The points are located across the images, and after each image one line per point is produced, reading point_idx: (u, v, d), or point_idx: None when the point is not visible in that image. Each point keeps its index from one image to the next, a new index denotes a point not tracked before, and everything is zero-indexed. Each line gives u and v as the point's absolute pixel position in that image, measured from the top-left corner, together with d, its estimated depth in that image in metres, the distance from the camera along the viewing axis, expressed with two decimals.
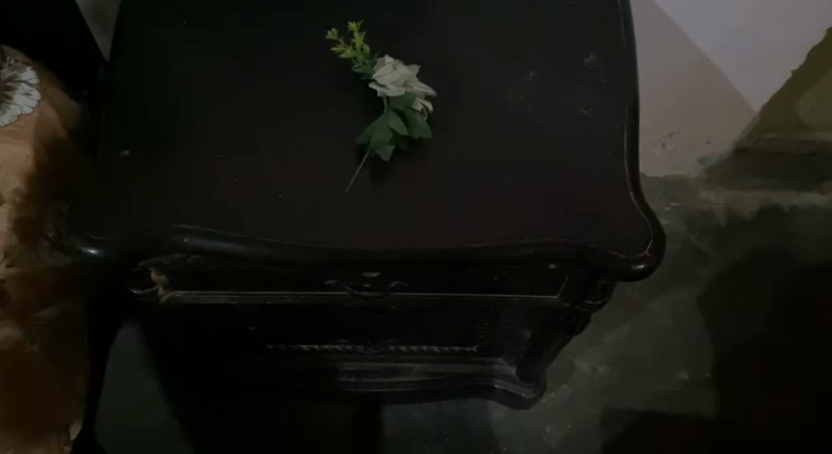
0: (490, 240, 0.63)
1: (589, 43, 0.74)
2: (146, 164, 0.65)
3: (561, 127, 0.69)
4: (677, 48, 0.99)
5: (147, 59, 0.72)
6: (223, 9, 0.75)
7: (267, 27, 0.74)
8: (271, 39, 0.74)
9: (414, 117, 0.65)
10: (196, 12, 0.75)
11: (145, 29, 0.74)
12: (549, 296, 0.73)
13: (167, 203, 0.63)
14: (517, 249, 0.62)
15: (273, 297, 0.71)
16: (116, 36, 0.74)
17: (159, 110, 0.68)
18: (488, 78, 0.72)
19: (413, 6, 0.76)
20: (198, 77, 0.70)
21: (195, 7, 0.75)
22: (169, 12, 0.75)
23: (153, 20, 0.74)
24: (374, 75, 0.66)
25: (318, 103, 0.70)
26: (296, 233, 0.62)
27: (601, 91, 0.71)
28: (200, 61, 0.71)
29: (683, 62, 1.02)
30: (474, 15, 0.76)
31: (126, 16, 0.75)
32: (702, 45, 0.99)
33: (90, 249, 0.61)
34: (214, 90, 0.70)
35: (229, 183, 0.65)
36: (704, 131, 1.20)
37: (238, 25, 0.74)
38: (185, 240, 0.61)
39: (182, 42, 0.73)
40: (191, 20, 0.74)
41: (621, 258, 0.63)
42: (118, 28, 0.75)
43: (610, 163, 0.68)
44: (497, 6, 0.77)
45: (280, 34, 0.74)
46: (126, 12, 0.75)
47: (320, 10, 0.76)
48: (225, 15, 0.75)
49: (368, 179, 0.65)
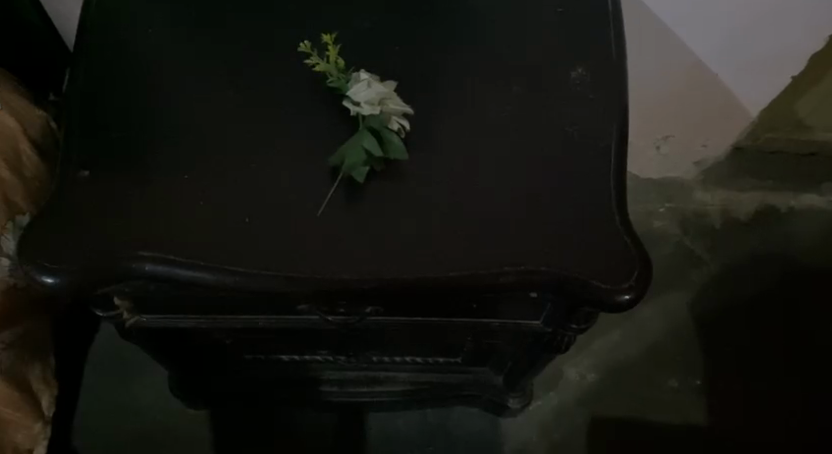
0: (469, 267, 0.60)
1: (578, 55, 0.71)
2: (107, 185, 0.62)
3: (544, 146, 0.66)
4: (671, 54, 0.96)
5: (111, 70, 0.68)
6: (192, 17, 0.72)
7: (238, 36, 0.71)
8: (243, 48, 0.70)
9: (390, 139, 0.62)
10: (163, 19, 0.72)
11: (109, 38, 0.71)
12: (533, 321, 0.70)
13: (127, 228, 0.59)
14: (497, 277, 0.59)
15: (244, 321, 0.68)
16: (79, 46, 0.71)
17: (121, 126, 0.65)
18: (470, 95, 0.69)
19: (393, 16, 0.73)
20: (166, 91, 0.67)
21: (162, 15, 0.72)
22: (134, 20, 0.72)
23: (116, 28, 0.71)
24: (348, 92, 0.62)
25: (290, 119, 0.66)
26: (262, 259, 0.59)
27: (589, 108, 0.68)
28: (167, 74, 0.68)
29: (678, 67, 0.98)
30: (457, 26, 0.72)
31: (90, 26, 0.72)
32: (697, 50, 0.95)
33: (48, 277, 0.58)
34: (182, 105, 0.67)
35: (194, 205, 0.61)
36: (700, 133, 1.16)
37: (206, 34, 0.71)
38: (147, 267, 0.58)
39: (149, 53, 0.70)
40: (158, 28, 0.71)
41: (605, 288, 0.60)
42: (81, 37, 0.71)
43: (597, 185, 0.64)
44: (480, 15, 0.73)
45: (253, 43, 0.70)
46: (90, 21, 0.72)
47: (294, 18, 0.72)
48: (194, 22, 0.72)
49: (342, 202, 0.62)
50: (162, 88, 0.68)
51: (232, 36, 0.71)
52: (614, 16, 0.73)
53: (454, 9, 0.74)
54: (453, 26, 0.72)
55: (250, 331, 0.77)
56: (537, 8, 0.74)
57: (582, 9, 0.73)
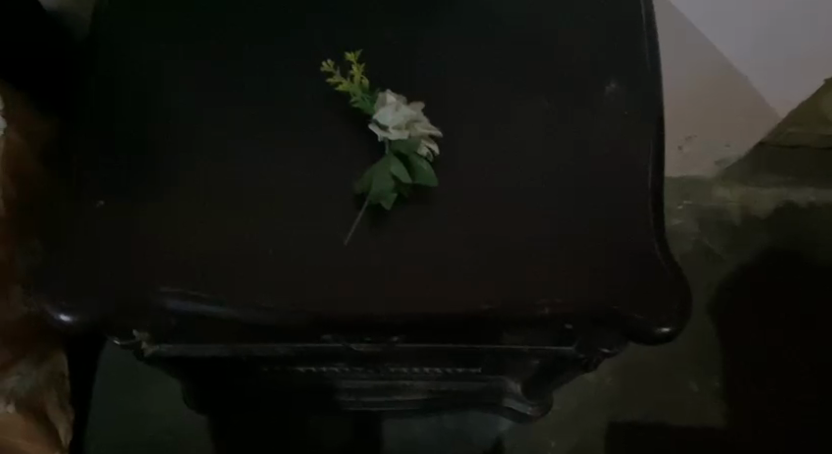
0: (503, 300, 0.57)
1: (612, 68, 0.68)
2: (125, 215, 0.59)
3: (578, 166, 0.64)
4: (692, 55, 0.93)
5: (123, 89, 0.66)
6: (208, 31, 0.70)
7: (262, 52, 0.69)
8: (266, 66, 0.68)
9: (419, 165, 0.59)
10: (176, 32, 0.69)
11: (119, 52, 0.68)
12: (563, 348, 0.68)
13: (145, 261, 0.57)
14: (533, 310, 0.57)
15: (264, 349, 0.65)
16: (87, 61, 0.68)
17: (140, 151, 0.62)
18: (499, 113, 0.66)
19: (418, 30, 0.70)
20: (183, 111, 0.65)
21: (174, 28, 0.70)
22: (146, 34, 0.69)
23: (128, 42, 0.69)
24: (374, 115, 0.59)
25: (314, 141, 0.64)
26: (286, 292, 0.56)
27: (624, 125, 0.66)
28: (180, 91, 0.66)
29: (697, 69, 0.96)
30: (485, 39, 0.70)
31: (100, 39, 0.69)
32: (717, 53, 0.92)
33: (62, 315, 0.55)
34: (202, 128, 0.64)
35: (214, 235, 0.59)
36: (725, 133, 1.12)
37: (227, 50, 0.69)
38: (169, 303, 0.55)
39: (163, 69, 0.67)
40: (170, 43, 0.69)
41: (644, 319, 0.57)
42: (89, 51, 0.68)
43: (634, 208, 0.62)
44: (509, 27, 0.71)
45: (277, 58, 0.68)
46: (99, 35, 0.69)
47: (319, 32, 0.70)
48: (212, 38, 0.69)
49: (368, 231, 0.59)
50: (178, 108, 0.65)
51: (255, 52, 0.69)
52: (648, 28, 0.71)
53: (483, 21, 0.71)
54: (483, 39, 0.70)
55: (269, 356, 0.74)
56: (568, 19, 0.71)
57: (615, 21, 0.71)
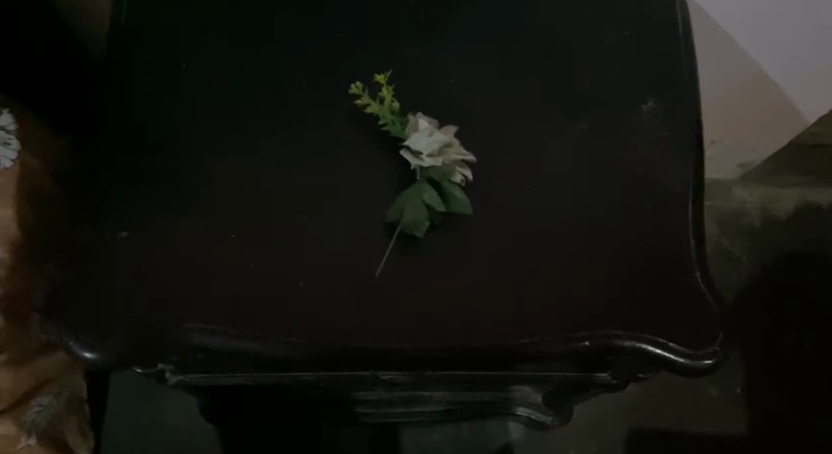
0: (541, 333, 0.55)
1: (647, 87, 0.68)
2: (150, 246, 0.58)
3: (616, 191, 0.63)
4: (712, 63, 0.92)
5: (145, 114, 0.65)
6: (237, 51, 0.69)
7: (292, 74, 0.68)
8: (295, 89, 0.68)
9: (454, 193, 0.56)
10: (197, 52, 0.69)
11: (140, 72, 0.67)
12: (600, 376, 0.66)
13: (174, 297, 0.55)
14: (574, 343, 0.55)
15: (289, 378, 0.62)
16: (113, 83, 0.67)
17: (163, 183, 0.62)
18: (533, 135, 0.66)
19: (449, 47, 0.70)
20: (213, 138, 0.65)
21: (196, 47, 0.69)
22: (167, 55, 0.68)
23: (149, 64, 0.68)
24: (406, 142, 0.56)
25: (346, 168, 0.64)
26: (320, 327, 0.55)
27: (659, 146, 0.65)
28: (209, 116, 0.65)
29: (721, 76, 0.94)
30: (517, 56, 0.70)
31: (130, 59, 0.68)
32: (745, 59, 0.90)
33: (85, 352, 0.53)
34: (229, 156, 0.64)
35: (244, 269, 0.58)
36: (750, 137, 1.10)
37: (256, 70, 0.68)
38: (198, 341, 0.54)
39: (188, 93, 0.66)
40: (192, 63, 0.68)
41: (687, 354, 0.55)
42: (115, 71, 0.67)
43: (671, 238, 0.61)
44: (540, 46, 0.70)
45: (307, 82, 0.68)
46: (119, 55, 0.69)
47: (351, 54, 0.70)
48: (241, 58, 0.69)
49: (401, 263, 0.59)
50: (204, 134, 0.65)
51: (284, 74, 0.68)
52: (682, 47, 0.70)
53: (513, 39, 0.71)
54: (513, 58, 0.70)
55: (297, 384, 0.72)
56: (600, 35, 0.71)
57: (649, 39, 0.70)
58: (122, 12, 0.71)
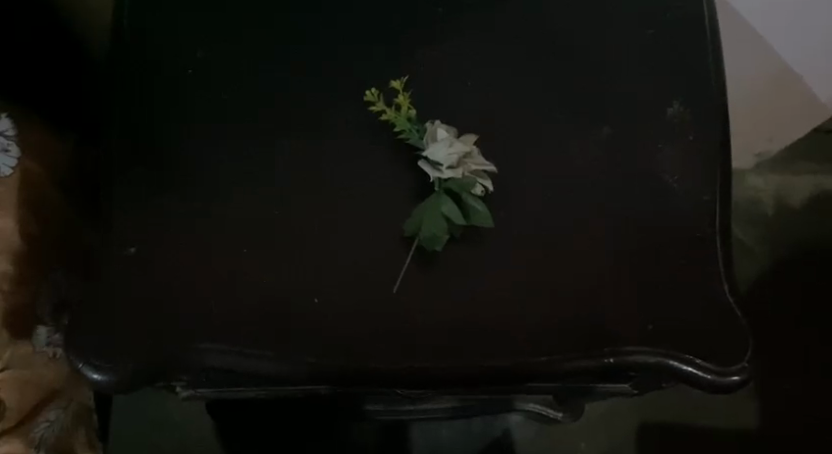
0: (564, 350, 0.53)
1: (670, 89, 0.66)
2: (163, 264, 0.57)
3: (640, 200, 0.62)
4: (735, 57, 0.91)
5: (153, 121, 0.64)
6: (248, 52, 0.68)
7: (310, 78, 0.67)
8: (313, 93, 0.67)
9: (474, 206, 0.54)
10: (203, 56, 0.68)
11: (147, 77, 0.66)
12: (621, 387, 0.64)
13: (187, 316, 0.54)
14: (597, 361, 0.53)
15: (302, 393, 0.61)
16: (120, 92, 0.66)
17: (172, 196, 0.60)
18: (555, 141, 0.65)
19: (468, 48, 0.69)
20: (222, 147, 0.63)
21: (201, 51, 0.68)
22: (173, 58, 0.67)
23: (155, 68, 0.67)
24: (425, 153, 0.54)
25: (368, 175, 0.63)
26: (337, 346, 0.53)
27: (685, 152, 0.64)
28: (220, 124, 0.64)
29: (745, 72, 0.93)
30: (538, 56, 0.68)
31: (135, 65, 0.67)
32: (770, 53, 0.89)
33: (95, 374, 0.50)
34: (246, 167, 0.63)
35: (259, 285, 0.56)
36: (772, 127, 1.05)
37: (272, 74, 0.67)
38: (211, 361, 0.52)
39: (195, 98, 0.65)
40: (198, 67, 0.67)
41: (712, 370, 0.53)
42: (120, 79, 0.66)
43: (698, 249, 0.59)
44: (561, 47, 0.69)
45: (325, 86, 0.67)
46: (124, 58, 0.68)
47: (367, 59, 0.68)
48: (253, 60, 0.68)
49: (418, 276, 0.57)
50: (213, 142, 0.63)
51: (297, 80, 0.67)
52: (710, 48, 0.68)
53: (533, 42, 0.69)
54: (533, 61, 0.68)
55: (310, 397, 0.70)
56: (623, 35, 0.69)
57: (673, 39, 0.69)
58: (123, 12, 0.69)
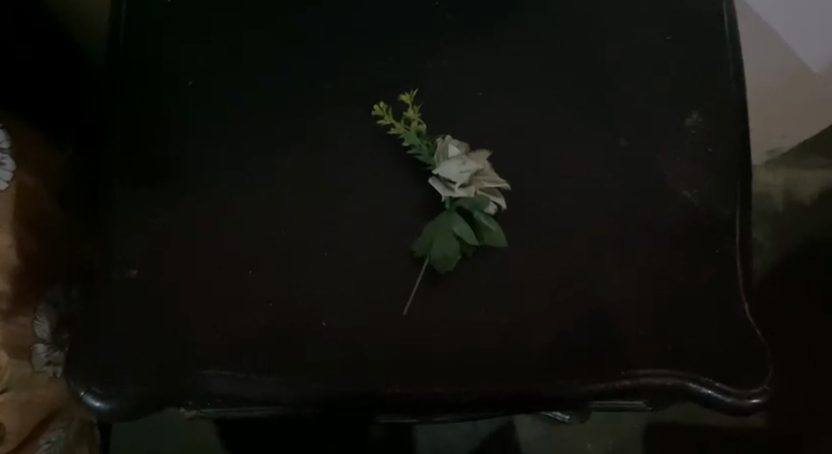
0: (581, 373, 0.52)
1: (688, 98, 0.64)
2: (164, 284, 0.54)
3: (657, 214, 0.59)
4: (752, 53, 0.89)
5: (149, 134, 0.61)
6: (251, 59, 0.65)
7: (313, 84, 0.64)
8: (318, 101, 0.64)
9: (487, 225, 0.52)
10: (203, 65, 0.65)
11: (144, 86, 0.64)
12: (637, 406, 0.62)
13: (189, 340, 0.51)
14: (614, 382, 0.51)
15: (308, 415, 0.59)
16: (118, 100, 0.63)
17: (175, 214, 0.58)
18: (570, 152, 0.62)
19: (479, 53, 0.66)
20: (222, 158, 0.61)
21: (202, 61, 0.65)
22: (172, 67, 0.65)
23: (153, 78, 0.64)
24: (436, 170, 0.52)
25: (371, 190, 0.60)
26: (346, 371, 0.51)
27: (703, 164, 0.62)
28: (222, 133, 0.62)
29: (761, 69, 0.90)
30: (551, 62, 0.66)
31: (136, 70, 0.65)
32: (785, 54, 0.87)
33: (95, 401, 0.48)
34: (248, 179, 0.60)
35: (263, 309, 0.53)
36: (785, 124, 1.03)
37: (275, 81, 0.64)
38: (216, 387, 0.50)
39: (194, 110, 0.62)
40: (197, 77, 0.64)
41: (732, 393, 0.51)
42: (120, 84, 0.64)
43: (718, 266, 0.57)
44: (575, 52, 0.66)
45: (330, 94, 0.64)
46: (122, 66, 0.65)
47: (374, 66, 0.65)
48: (256, 67, 0.65)
49: (430, 296, 0.54)
50: (215, 155, 0.61)
51: (303, 88, 0.64)
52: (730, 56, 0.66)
53: (547, 47, 0.66)
54: (546, 67, 0.65)
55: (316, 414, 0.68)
56: (640, 39, 0.67)
57: (689, 44, 0.66)
58: (121, 16, 0.66)
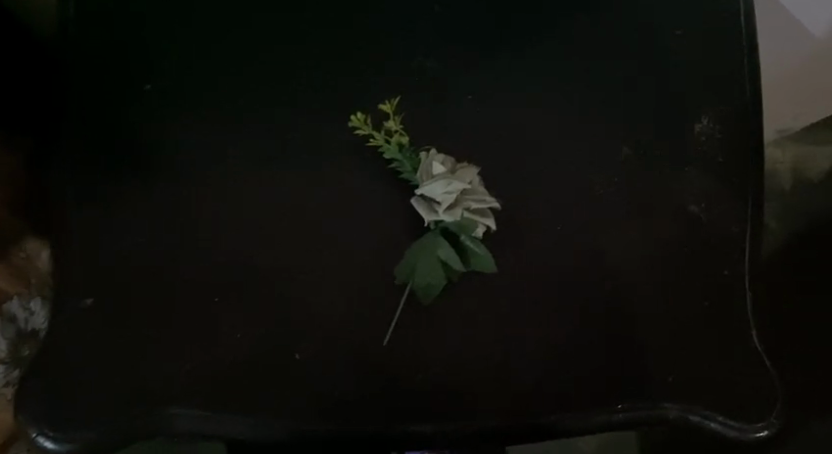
0: (579, 405, 0.48)
1: (699, 102, 0.59)
2: (125, 313, 0.48)
3: (664, 229, 0.55)
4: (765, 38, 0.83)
5: (105, 147, 0.54)
6: (248, 47, 0.58)
7: (302, 76, 0.58)
8: (313, 98, 0.58)
9: (475, 250, 0.50)
10: (168, 69, 0.57)
11: (100, 91, 0.56)
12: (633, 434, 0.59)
13: (155, 376, 0.46)
14: (611, 413, 0.48)
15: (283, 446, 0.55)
16: (98, 88, 0.56)
17: (134, 234, 0.52)
18: (571, 161, 0.57)
19: (479, 50, 0.60)
20: (206, 161, 0.55)
21: (166, 63, 0.57)
22: (131, 68, 0.57)
23: (108, 82, 0.56)
24: (421, 190, 0.50)
25: (355, 205, 0.55)
26: (326, 405, 0.47)
27: (714, 174, 0.58)
28: (212, 132, 0.56)
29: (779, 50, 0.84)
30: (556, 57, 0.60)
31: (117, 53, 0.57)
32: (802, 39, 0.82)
33: (46, 440, 0.42)
34: (224, 187, 0.54)
35: (234, 340, 0.48)
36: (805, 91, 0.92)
37: (270, 75, 0.58)
38: (185, 426, 0.45)
39: (183, 103, 0.56)
40: (164, 78, 0.57)
41: (738, 425, 0.49)
42: (99, 68, 0.56)
43: (725, 288, 0.54)
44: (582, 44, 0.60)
45: (324, 90, 0.58)
46: (97, 48, 0.57)
47: (366, 59, 0.59)
48: (255, 58, 0.58)
49: (417, 326, 0.50)
50: (191, 159, 0.55)
51: (279, 92, 0.57)
52: (746, 50, 0.61)
53: (551, 41, 0.60)
54: (549, 65, 0.60)
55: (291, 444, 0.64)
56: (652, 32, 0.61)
57: (702, 39, 0.61)
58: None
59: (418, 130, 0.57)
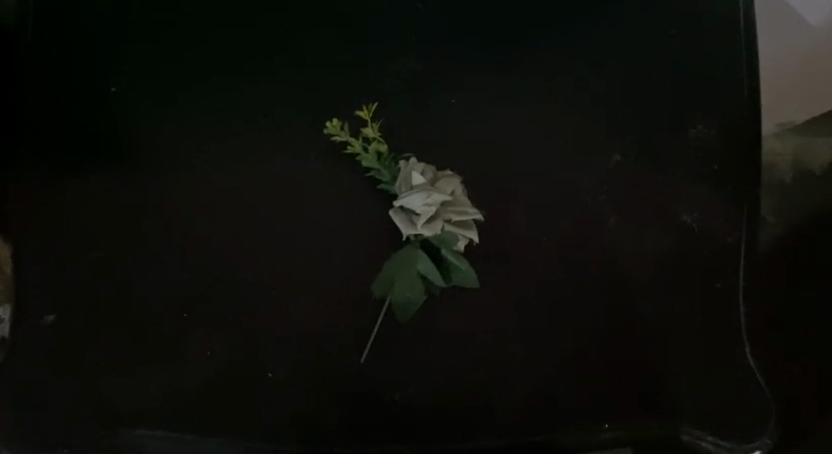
0: (567, 423, 0.47)
1: (695, 105, 0.57)
2: (88, 330, 0.47)
3: (654, 241, 0.53)
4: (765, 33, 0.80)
5: (73, 149, 0.52)
6: (237, 45, 0.56)
7: (290, 78, 0.55)
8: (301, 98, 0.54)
9: (456, 263, 0.48)
10: (126, 72, 0.54)
11: (60, 94, 0.53)
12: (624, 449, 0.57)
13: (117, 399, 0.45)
14: (599, 432, 0.47)
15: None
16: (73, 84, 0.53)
17: (95, 245, 0.49)
18: (559, 168, 0.55)
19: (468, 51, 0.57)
20: (184, 163, 0.52)
21: (122, 65, 0.54)
22: (86, 73, 0.54)
23: (76, 79, 0.54)
24: (401, 201, 0.48)
25: (332, 216, 0.52)
26: (302, 425, 0.45)
27: (708, 182, 0.55)
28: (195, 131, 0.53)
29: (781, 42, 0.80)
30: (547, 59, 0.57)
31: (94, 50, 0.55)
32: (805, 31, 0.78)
33: None
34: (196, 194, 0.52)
35: (203, 358, 0.47)
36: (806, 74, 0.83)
37: (258, 74, 0.55)
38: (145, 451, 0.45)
39: (164, 102, 0.54)
40: (144, 74, 0.54)
41: (729, 443, 0.48)
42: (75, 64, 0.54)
43: (719, 301, 0.52)
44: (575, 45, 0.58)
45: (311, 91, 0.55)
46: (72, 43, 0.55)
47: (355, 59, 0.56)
48: (243, 56, 0.55)
49: (390, 342, 0.48)
50: (165, 162, 0.52)
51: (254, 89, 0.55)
52: (742, 54, 0.58)
53: (543, 44, 0.58)
54: (540, 66, 0.57)
55: None
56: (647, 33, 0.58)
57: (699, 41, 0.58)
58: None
59: (400, 134, 0.54)
